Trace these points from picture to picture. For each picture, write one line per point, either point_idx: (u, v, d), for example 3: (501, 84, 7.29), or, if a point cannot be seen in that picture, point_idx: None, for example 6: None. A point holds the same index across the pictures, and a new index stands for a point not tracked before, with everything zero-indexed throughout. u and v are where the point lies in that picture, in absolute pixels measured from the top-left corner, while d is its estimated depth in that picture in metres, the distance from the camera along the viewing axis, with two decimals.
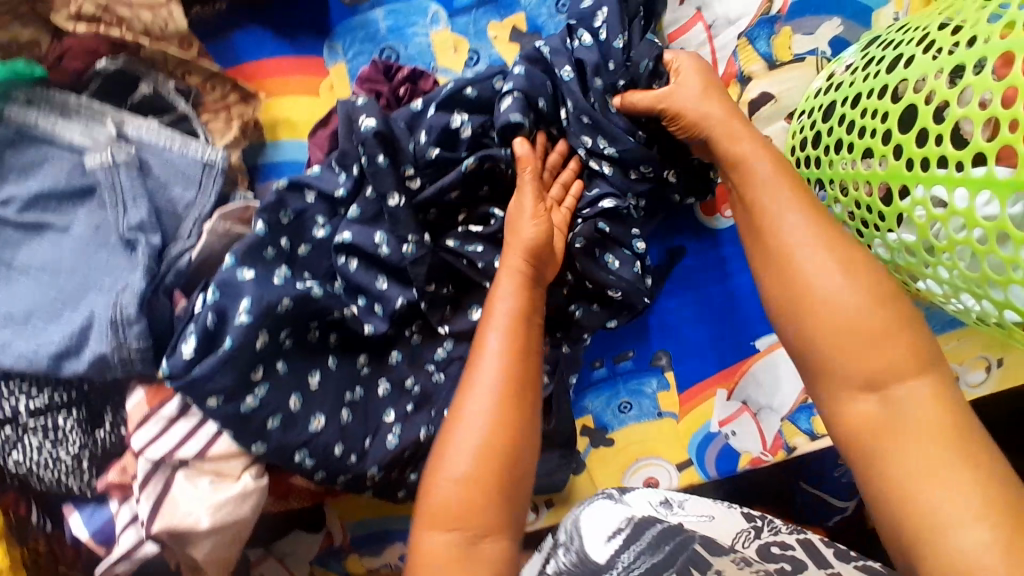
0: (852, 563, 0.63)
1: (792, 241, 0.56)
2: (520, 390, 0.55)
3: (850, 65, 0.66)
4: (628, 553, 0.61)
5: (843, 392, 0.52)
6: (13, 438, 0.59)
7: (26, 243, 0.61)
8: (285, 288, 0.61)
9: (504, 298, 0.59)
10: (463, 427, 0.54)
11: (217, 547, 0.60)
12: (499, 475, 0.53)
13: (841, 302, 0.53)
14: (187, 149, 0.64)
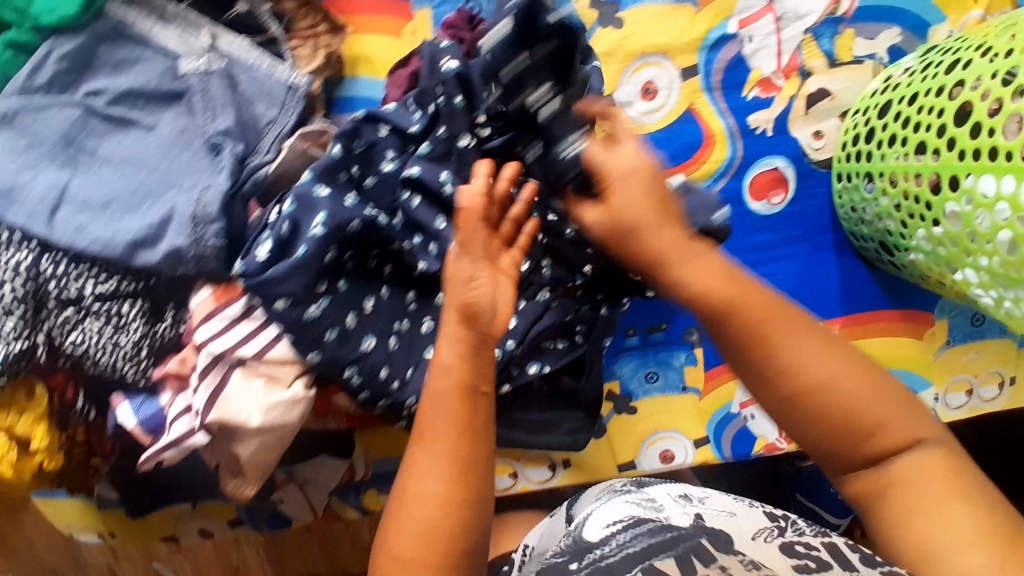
0: (878, 569, 0.55)
1: (783, 353, 0.49)
2: (455, 466, 0.53)
3: (907, 69, 0.69)
4: (623, 534, 0.62)
5: (843, 466, 0.49)
6: (74, 320, 0.61)
7: (111, 134, 0.62)
8: (355, 210, 0.63)
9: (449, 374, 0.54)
10: (409, 509, 0.53)
11: (260, 449, 0.63)
12: (450, 550, 0.52)
13: (845, 399, 0.48)
14: (274, 70, 0.66)
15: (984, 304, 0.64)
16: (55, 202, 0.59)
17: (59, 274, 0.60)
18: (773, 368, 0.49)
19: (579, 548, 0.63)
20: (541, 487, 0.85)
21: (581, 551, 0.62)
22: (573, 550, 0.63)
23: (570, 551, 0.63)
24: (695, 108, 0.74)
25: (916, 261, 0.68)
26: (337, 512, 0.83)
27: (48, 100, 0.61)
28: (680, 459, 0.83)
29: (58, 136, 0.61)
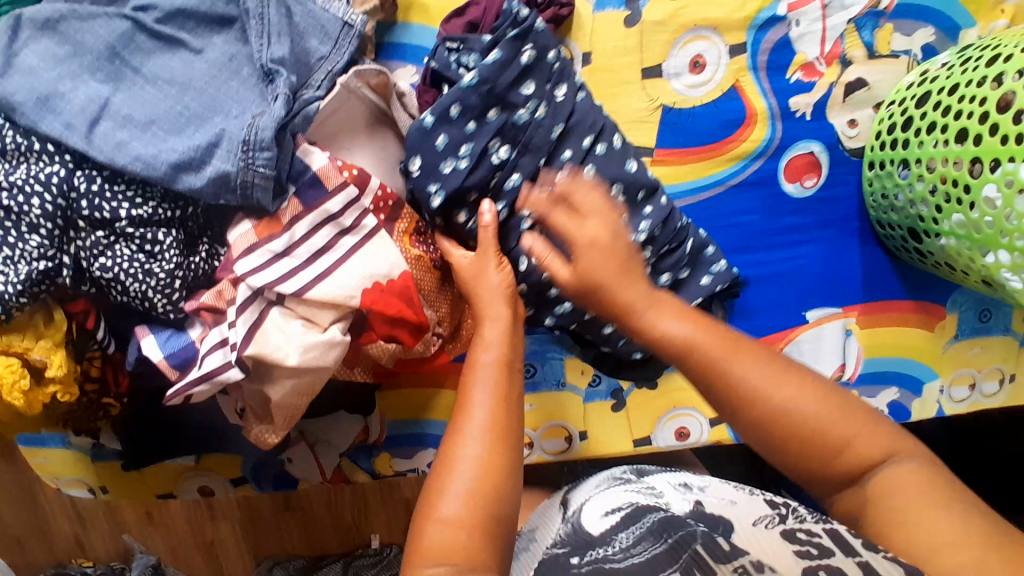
0: (882, 554, 0.45)
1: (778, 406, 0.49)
2: (507, 432, 0.52)
3: (946, 63, 0.71)
4: (625, 534, 0.54)
5: (829, 488, 0.51)
6: (104, 243, 0.57)
7: (158, 54, 0.60)
8: (487, 132, 0.64)
9: (490, 347, 0.58)
10: (454, 476, 0.49)
11: (291, 393, 0.61)
12: (492, 524, 0.48)
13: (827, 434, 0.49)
14: (329, 7, 0.64)
15: (1012, 288, 0.66)
16: (95, 114, 0.57)
17: (92, 192, 0.56)
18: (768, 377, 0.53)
19: (582, 540, 0.56)
20: (556, 458, 0.83)
21: (584, 545, 0.55)
22: (575, 541, 0.56)
23: (573, 542, 0.56)
24: (739, 86, 0.77)
25: (946, 246, 0.70)
26: (347, 476, 0.80)
27: (96, 11, 0.59)
28: (695, 437, 0.83)
29: (104, 48, 0.59)
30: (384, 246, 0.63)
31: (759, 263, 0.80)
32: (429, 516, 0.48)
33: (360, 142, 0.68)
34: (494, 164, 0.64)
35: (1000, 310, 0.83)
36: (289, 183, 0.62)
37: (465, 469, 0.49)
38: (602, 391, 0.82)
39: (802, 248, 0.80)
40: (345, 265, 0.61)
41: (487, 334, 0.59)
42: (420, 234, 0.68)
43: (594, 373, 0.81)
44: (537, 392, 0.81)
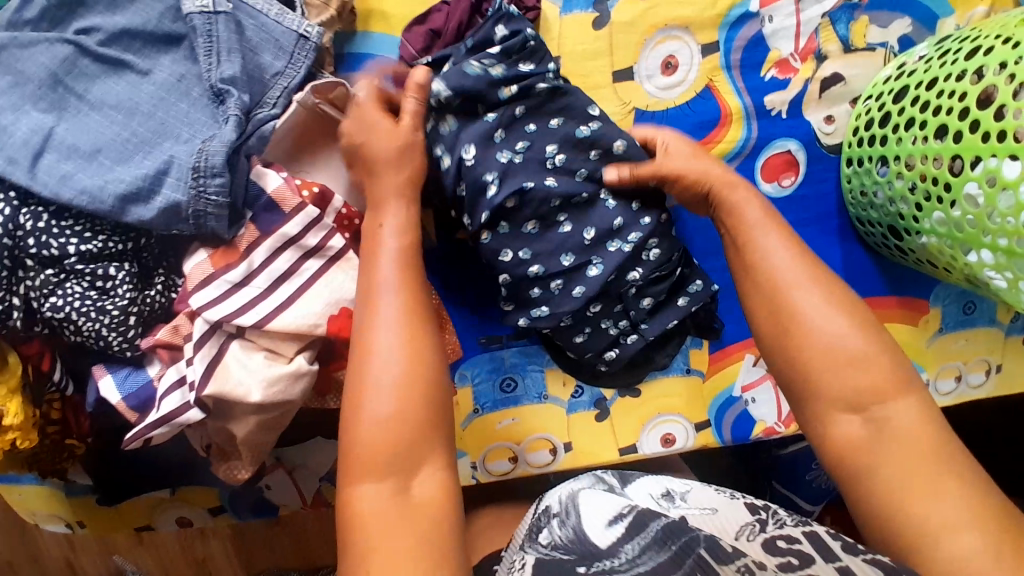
0: (860, 557, 0.46)
1: (810, 323, 0.54)
2: (420, 316, 0.52)
3: (923, 56, 0.69)
4: (630, 545, 0.47)
5: (826, 408, 0.53)
6: (54, 281, 0.54)
7: (103, 78, 0.57)
8: (490, 129, 0.62)
9: (390, 230, 0.56)
10: (376, 369, 0.49)
11: (257, 428, 0.59)
12: (424, 414, 0.49)
13: (839, 338, 0.53)
14: (283, 18, 0.61)
15: (996, 287, 0.64)
16: (39, 147, 0.54)
17: (40, 229, 0.54)
18: (774, 310, 0.56)
19: (588, 550, 0.48)
20: (542, 471, 0.80)
21: (591, 555, 0.48)
22: (580, 550, 0.48)
23: (578, 550, 0.49)
24: (713, 85, 0.75)
25: (927, 245, 0.69)
26: (328, 500, 0.77)
27: (36, 36, 0.56)
28: (681, 443, 0.81)
29: (45, 75, 0.56)
30: (349, 271, 0.61)
31: None
32: (359, 415, 0.48)
33: (321, 159, 0.65)
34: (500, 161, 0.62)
35: (983, 302, 0.82)
36: (245, 208, 0.60)
37: (388, 359, 0.49)
38: (585, 401, 0.80)
39: None
40: (308, 292, 0.59)
41: (388, 214, 0.57)
42: None
43: (576, 385, 0.79)
44: (518, 406, 0.79)
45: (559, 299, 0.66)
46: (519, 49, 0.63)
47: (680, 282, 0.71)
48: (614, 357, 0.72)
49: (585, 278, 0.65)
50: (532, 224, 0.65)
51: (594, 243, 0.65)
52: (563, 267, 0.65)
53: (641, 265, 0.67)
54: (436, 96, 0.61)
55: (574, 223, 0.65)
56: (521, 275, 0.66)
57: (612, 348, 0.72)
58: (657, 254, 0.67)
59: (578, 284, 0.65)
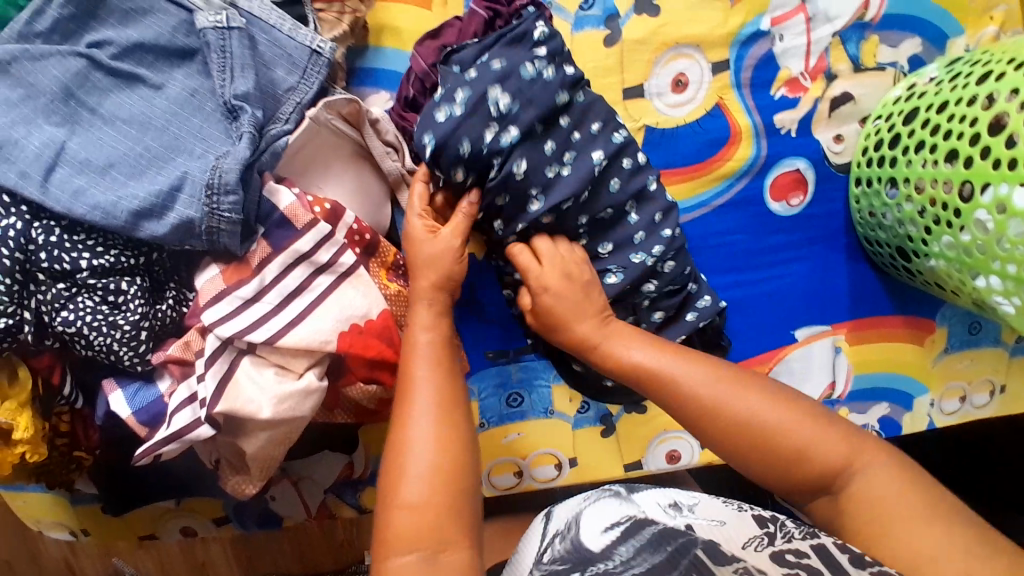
0: (867, 569, 0.48)
1: (759, 429, 0.54)
2: (455, 410, 0.54)
3: (934, 78, 0.70)
4: (625, 547, 0.53)
5: (799, 495, 0.55)
6: (65, 295, 0.54)
7: (116, 92, 0.58)
8: (542, 139, 0.61)
9: (421, 324, 0.59)
10: (410, 458, 0.51)
11: (266, 444, 0.59)
12: (456, 500, 0.51)
13: (785, 433, 0.54)
14: (296, 33, 0.62)
15: (1003, 312, 0.65)
16: (52, 161, 0.54)
17: (51, 243, 0.54)
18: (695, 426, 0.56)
19: (581, 556, 0.53)
20: (547, 486, 0.81)
21: (584, 561, 0.52)
22: (575, 558, 0.53)
23: (573, 559, 0.53)
24: (723, 104, 0.75)
25: (935, 267, 0.69)
26: (332, 511, 0.77)
27: (48, 49, 0.56)
28: (686, 459, 0.81)
29: (58, 89, 0.56)
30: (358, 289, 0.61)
31: (747, 284, 0.78)
32: (391, 503, 0.50)
33: (334, 174, 0.66)
34: (549, 174, 0.62)
35: (990, 322, 0.82)
36: (257, 224, 0.60)
37: (421, 449, 0.51)
38: (591, 417, 0.80)
39: (790, 276, 0.79)
40: (320, 306, 0.59)
41: (418, 315, 0.60)
42: (398, 267, 0.67)
43: (582, 400, 0.79)
44: (524, 420, 0.79)
45: None
46: (561, 54, 0.63)
47: (686, 299, 0.70)
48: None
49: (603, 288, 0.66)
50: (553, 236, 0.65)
51: (612, 255, 0.66)
52: None
53: (656, 277, 0.67)
54: (496, 104, 0.59)
55: (592, 238, 0.66)
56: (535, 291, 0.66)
57: None
58: (671, 268, 0.67)
59: None
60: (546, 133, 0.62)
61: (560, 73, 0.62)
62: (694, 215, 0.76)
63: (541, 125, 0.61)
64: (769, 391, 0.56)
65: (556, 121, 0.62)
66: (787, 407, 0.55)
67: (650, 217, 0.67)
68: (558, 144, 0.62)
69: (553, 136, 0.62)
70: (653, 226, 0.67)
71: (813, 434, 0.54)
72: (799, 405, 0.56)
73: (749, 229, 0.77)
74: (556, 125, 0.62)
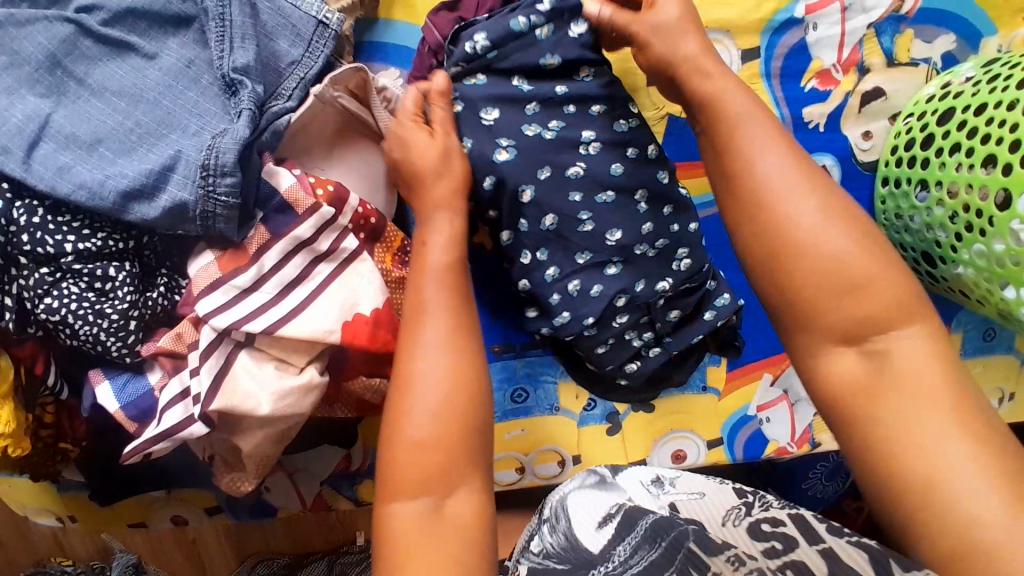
0: (843, 539, 0.43)
1: (779, 192, 0.45)
2: (468, 342, 0.47)
3: (970, 78, 0.67)
4: (623, 546, 0.45)
5: (823, 340, 0.43)
6: (50, 281, 0.51)
7: (105, 61, 0.53)
8: (524, 99, 0.59)
9: (436, 248, 0.51)
10: (415, 393, 0.45)
11: (263, 442, 0.56)
12: (465, 441, 0.45)
13: (825, 242, 0.44)
14: (301, 3, 0.57)
15: None
16: (35, 135, 0.50)
17: (33, 225, 0.50)
18: (774, 253, 0.45)
19: (581, 558, 0.46)
20: (548, 483, 0.78)
21: (585, 564, 0.45)
22: (575, 558, 0.46)
23: (571, 559, 0.46)
24: (750, 95, 0.71)
25: (962, 275, 0.66)
26: (328, 502, 0.74)
27: (36, 14, 0.52)
28: (692, 459, 0.79)
29: (44, 57, 0.51)
30: (360, 278, 0.57)
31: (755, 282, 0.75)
32: (394, 440, 0.44)
33: (336, 154, 0.62)
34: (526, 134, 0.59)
35: (1005, 329, 0.80)
36: (257, 208, 0.56)
37: (427, 383, 0.45)
38: (598, 415, 0.77)
39: None
40: (321, 298, 0.56)
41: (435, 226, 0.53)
42: (404, 252, 0.63)
43: (589, 397, 0.77)
44: (528, 417, 0.76)
45: (581, 303, 0.62)
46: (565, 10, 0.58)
47: (704, 297, 0.67)
48: (635, 370, 0.69)
49: (603, 275, 0.62)
50: (552, 219, 0.60)
51: (619, 245, 0.62)
52: (579, 265, 0.62)
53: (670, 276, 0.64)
54: (473, 45, 0.57)
55: (597, 223, 0.61)
56: (539, 281, 0.62)
57: (634, 358, 0.68)
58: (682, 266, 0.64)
59: (597, 283, 0.62)
60: (530, 95, 0.59)
61: (564, 44, 0.59)
62: (714, 209, 0.73)
63: (527, 87, 0.59)
64: (820, 186, 0.45)
65: (542, 87, 0.59)
66: (852, 234, 0.44)
67: (661, 209, 0.63)
68: (538, 102, 0.59)
69: (540, 93, 0.59)
70: (659, 213, 0.63)
71: (874, 267, 0.43)
72: (846, 214, 0.45)
73: None
74: (545, 91, 0.59)
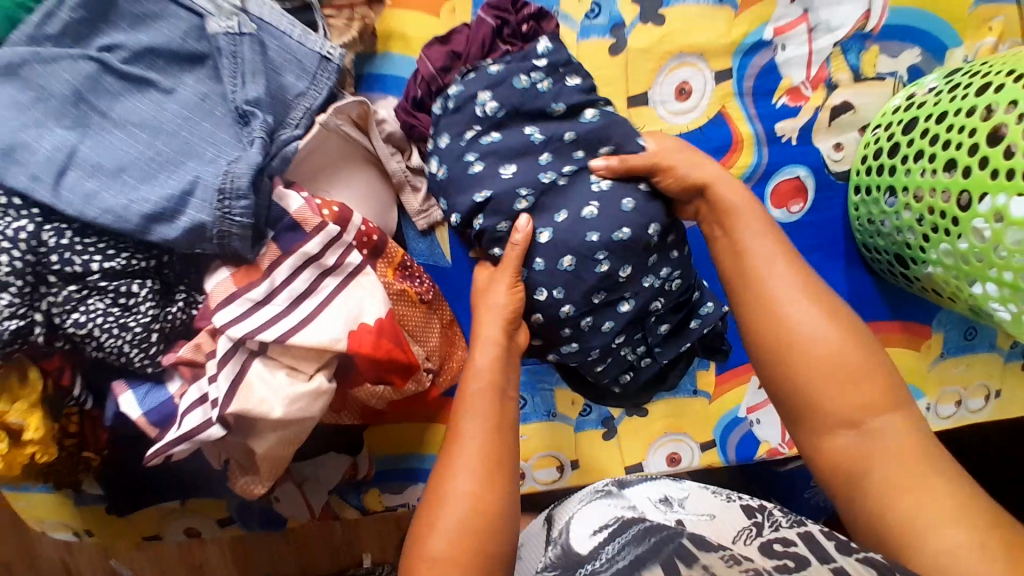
0: (853, 556, 0.43)
1: (777, 287, 0.55)
2: (501, 466, 0.49)
3: (932, 88, 0.71)
4: (612, 545, 0.50)
5: (823, 425, 0.51)
6: (76, 297, 0.55)
7: (126, 97, 0.58)
8: (536, 150, 0.63)
9: (479, 374, 0.55)
10: (445, 509, 0.46)
11: (276, 445, 0.60)
12: (485, 560, 0.45)
13: (820, 337, 0.52)
14: (306, 40, 0.62)
15: (999, 318, 0.66)
16: (63, 164, 0.55)
17: (62, 246, 0.54)
18: (783, 341, 0.53)
19: (570, 560, 0.51)
20: (549, 488, 0.81)
21: (573, 563, 0.50)
22: (564, 562, 0.51)
23: (561, 564, 0.51)
24: (726, 112, 0.76)
25: (933, 274, 0.70)
26: (336, 512, 0.78)
27: (61, 53, 0.56)
28: (686, 462, 0.82)
29: (70, 93, 0.56)
30: (363, 291, 0.62)
31: None
32: (418, 550, 0.46)
33: (341, 178, 0.67)
34: (540, 182, 0.63)
35: (985, 328, 0.83)
36: (267, 228, 0.61)
37: (458, 501, 0.47)
38: (593, 420, 0.80)
39: None
40: (327, 308, 0.60)
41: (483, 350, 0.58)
42: (405, 268, 0.68)
43: (584, 403, 0.80)
44: (527, 424, 0.80)
45: (588, 334, 0.66)
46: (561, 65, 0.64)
47: (690, 308, 0.71)
48: (629, 379, 0.73)
49: (614, 312, 0.65)
50: (569, 260, 0.62)
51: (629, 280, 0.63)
52: (592, 304, 0.64)
53: (663, 296, 0.66)
54: (482, 105, 0.62)
55: (612, 262, 0.62)
56: (554, 314, 0.64)
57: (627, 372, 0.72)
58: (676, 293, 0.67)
59: (608, 318, 0.65)
60: (541, 145, 0.63)
61: (565, 92, 0.63)
62: None
63: (539, 138, 0.63)
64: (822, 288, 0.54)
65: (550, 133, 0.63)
66: (845, 324, 0.52)
67: (664, 237, 0.65)
68: (548, 150, 0.63)
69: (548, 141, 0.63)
70: (663, 246, 0.65)
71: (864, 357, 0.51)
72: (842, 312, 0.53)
73: None
74: (554, 137, 0.63)
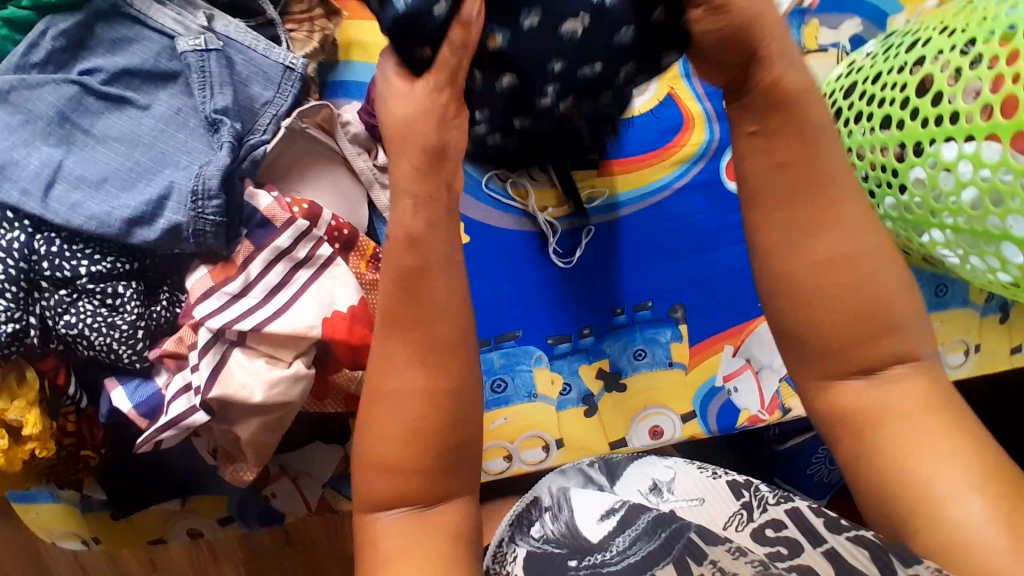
0: (844, 535, 0.40)
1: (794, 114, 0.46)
2: (447, 361, 0.44)
3: (871, 53, 0.74)
4: (621, 536, 0.42)
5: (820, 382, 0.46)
6: (66, 301, 0.59)
7: (106, 114, 0.63)
8: None
9: (405, 256, 0.44)
10: (390, 412, 0.43)
11: (260, 429, 0.63)
12: (440, 459, 0.43)
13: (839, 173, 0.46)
14: (271, 53, 0.67)
15: (949, 263, 0.68)
16: (50, 178, 0.59)
17: (52, 253, 0.59)
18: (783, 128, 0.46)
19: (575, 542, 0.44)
20: (537, 469, 0.79)
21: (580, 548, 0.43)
22: (569, 540, 0.44)
23: (569, 542, 0.44)
24: (674, 93, 0.84)
25: (884, 229, 0.73)
26: (331, 505, 0.79)
27: (43, 78, 0.61)
28: (669, 434, 0.80)
29: (53, 113, 0.61)
30: (335, 281, 0.65)
31: (691, 266, 0.82)
32: (368, 456, 0.44)
33: (311, 179, 0.71)
34: None
35: (955, 284, 0.85)
36: (241, 226, 0.64)
37: (401, 402, 0.43)
38: (573, 398, 0.80)
39: (713, 259, 0.82)
40: (300, 300, 0.63)
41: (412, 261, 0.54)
42: (378, 259, 0.70)
43: (564, 381, 0.80)
44: (507, 406, 0.79)
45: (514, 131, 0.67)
46: None
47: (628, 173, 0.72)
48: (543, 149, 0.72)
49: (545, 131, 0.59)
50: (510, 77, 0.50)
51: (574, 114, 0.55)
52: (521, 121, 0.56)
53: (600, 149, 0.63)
54: None
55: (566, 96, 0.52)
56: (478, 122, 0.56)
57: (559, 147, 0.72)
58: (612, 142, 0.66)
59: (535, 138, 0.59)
60: None
61: None
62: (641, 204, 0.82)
63: None
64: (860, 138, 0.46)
65: None
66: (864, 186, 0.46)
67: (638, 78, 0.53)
68: None
69: None
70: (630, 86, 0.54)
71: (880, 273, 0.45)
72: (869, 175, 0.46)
73: (697, 208, 0.83)
74: None
